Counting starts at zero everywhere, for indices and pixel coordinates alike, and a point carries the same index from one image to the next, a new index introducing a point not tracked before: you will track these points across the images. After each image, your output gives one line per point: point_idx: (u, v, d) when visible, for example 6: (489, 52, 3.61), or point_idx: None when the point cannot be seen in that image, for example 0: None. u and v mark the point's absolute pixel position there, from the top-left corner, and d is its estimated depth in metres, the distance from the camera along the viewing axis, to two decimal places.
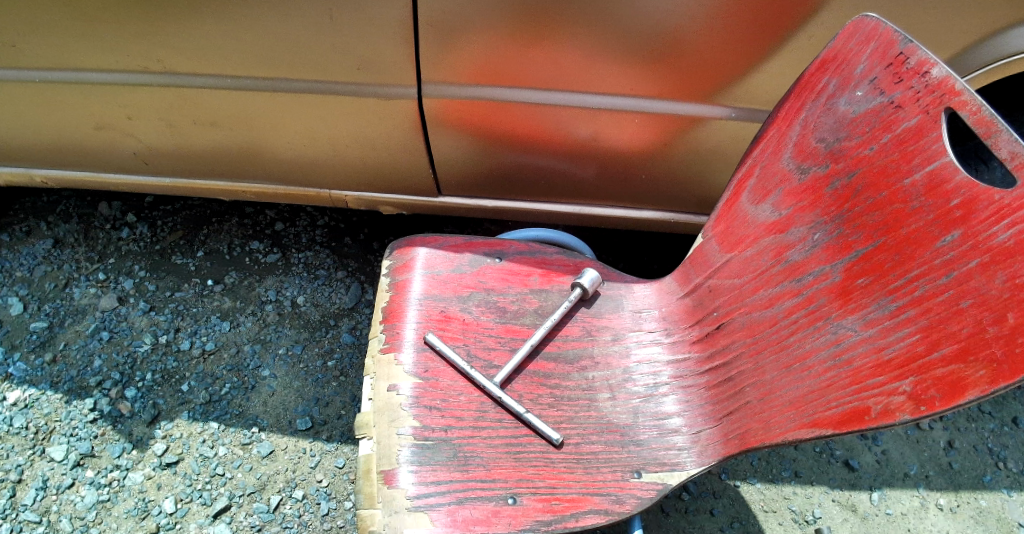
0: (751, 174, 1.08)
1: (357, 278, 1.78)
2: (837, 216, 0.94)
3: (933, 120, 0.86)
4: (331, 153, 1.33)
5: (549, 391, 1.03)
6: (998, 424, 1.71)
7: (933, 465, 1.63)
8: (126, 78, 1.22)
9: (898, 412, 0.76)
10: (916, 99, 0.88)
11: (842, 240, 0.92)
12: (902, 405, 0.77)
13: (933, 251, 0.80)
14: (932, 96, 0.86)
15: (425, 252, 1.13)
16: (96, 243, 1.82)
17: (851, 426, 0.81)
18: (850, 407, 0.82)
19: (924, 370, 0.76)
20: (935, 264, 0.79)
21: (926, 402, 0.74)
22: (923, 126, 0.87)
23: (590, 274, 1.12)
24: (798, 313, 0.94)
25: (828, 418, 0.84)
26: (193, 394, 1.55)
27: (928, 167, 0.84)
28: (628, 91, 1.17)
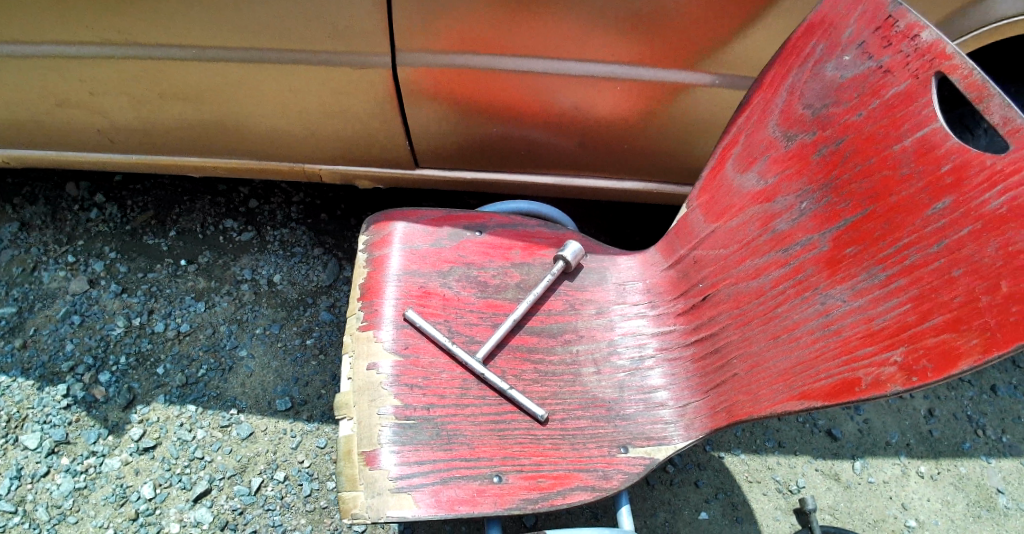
0: (737, 142, 1.06)
1: (335, 255, 1.75)
2: (825, 184, 0.92)
3: (922, 84, 0.84)
4: (304, 126, 1.28)
5: (533, 367, 1.01)
6: (977, 392, 1.78)
7: (914, 433, 1.71)
8: (80, 50, 1.15)
9: (890, 383, 0.76)
10: (905, 63, 0.86)
11: (830, 209, 0.90)
12: (893, 376, 0.76)
13: (923, 219, 0.79)
14: (921, 60, 0.84)
15: (404, 226, 1.10)
16: (63, 225, 1.76)
17: (842, 397, 0.80)
18: (840, 378, 0.81)
19: (915, 340, 0.75)
20: (925, 232, 0.78)
21: (918, 373, 0.73)
22: (912, 91, 0.85)
23: (573, 246, 1.10)
24: (786, 283, 0.93)
25: (817, 390, 0.83)
26: (170, 377, 1.52)
27: (918, 133, 0.83)
28: (609, 58, 1.13)
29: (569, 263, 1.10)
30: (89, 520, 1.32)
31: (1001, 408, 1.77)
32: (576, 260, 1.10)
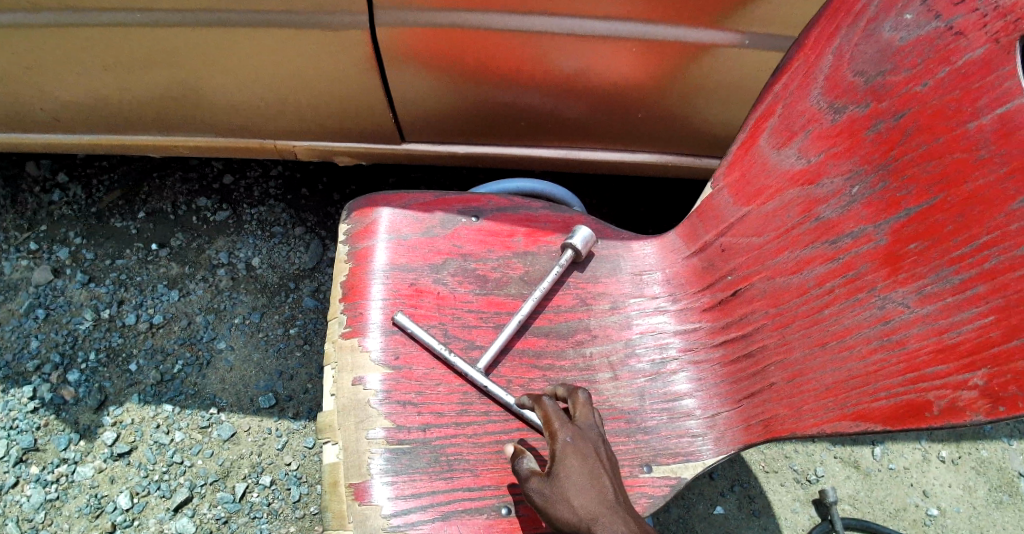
0: (773, 113, 0.93)
1: (318, 235, 1.62)
2: (881, 166, 0.80)
3: (1003, 50, 0.70)
4: (275, 97, 1.13)
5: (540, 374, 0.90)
6: None
7: None
8: (13, 17, 1.00)
9: (970, 411, 0.66)
10: (982, 24, 0.72)
11: (888, 196, 0.78)
12: (974, 402, 0.66)
13: (1007, 215, 0.66)
14: (1004, 21, 0.70)
15: (389, 214, 0.96)
16: (25, 209, 1.61)
17: (907, 423, 0.71)
18: (906, 400, 0.71)
19: (1001, 362, 0.64)
20: (1010, 230, 0.66)
21: (1005, 402, 0.63)
22: (991, 58, 0.71)
23: (585, 231, 0.97)
24: (835, 282, 0.81)
25: (877, 410, 0.74)
26: (143, 374, 1.40)
27: (998, 109, 0.69)
28: (623, 15, 0.99)
29: (580, 253, 0.97)
30: None
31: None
32: (586, 250, 0.97)
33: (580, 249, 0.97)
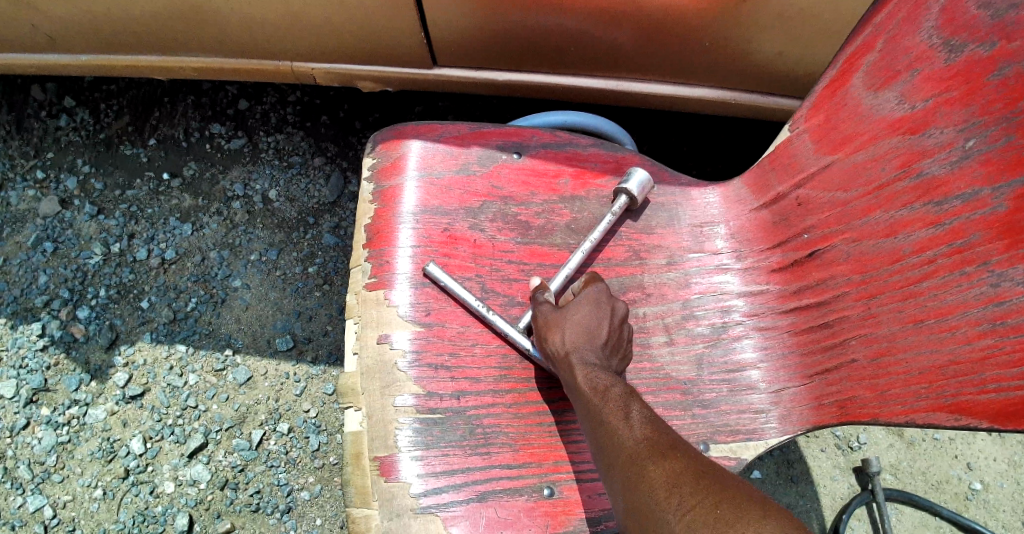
0: (871, 48, 0.79)
1: (339, 166, 1.50)
2: (1004, 117, 0.65)
3: None
4: (287, 14, 0.99)
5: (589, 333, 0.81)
6: None
7: None
8: None
9: None
10: None
11: (1011, 154, 0.64)
12: None
13: None
14: None
15: (420, 147, 0.85)
16: (31, 135, 1.51)
17: (1019, 423, 0.60)
18: (1018, 395, 0.60)
19: None
20: None
21: None
22: None
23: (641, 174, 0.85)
24: (939, 253, 0.68)
25: (982, 403, 0.63)
26: (155, 312, 1.34)
27: None
28: None
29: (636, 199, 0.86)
30: (75, 478, 1.19)
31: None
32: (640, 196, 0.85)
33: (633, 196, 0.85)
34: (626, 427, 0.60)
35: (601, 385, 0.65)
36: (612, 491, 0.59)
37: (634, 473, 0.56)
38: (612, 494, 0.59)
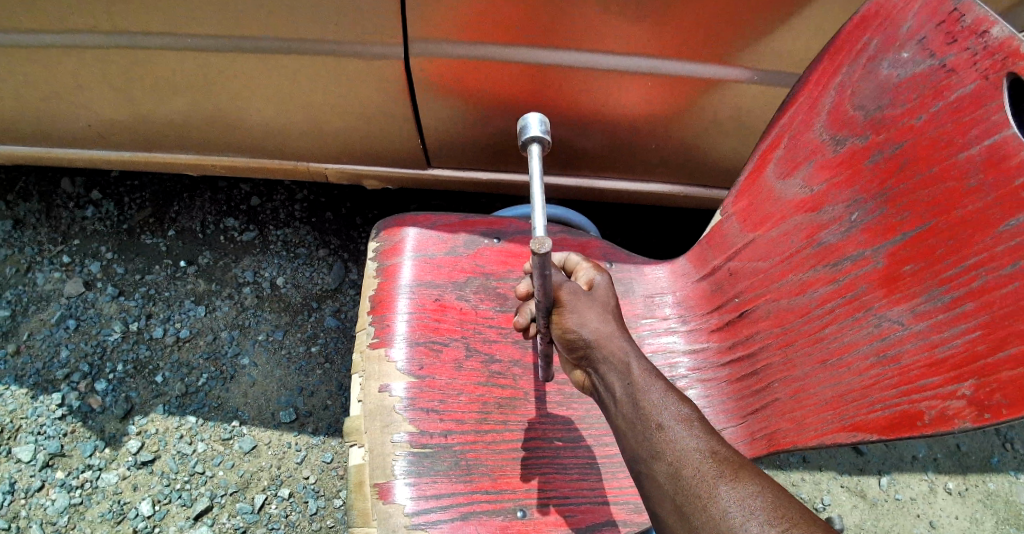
0: (779, 143, 0.97)
1: (341, 257, 1.68)
2: (880, 194, 0.84)
3: (993, 85, 0.74)
4: (308, 122, 1.21)
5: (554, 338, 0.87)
6: None
7: (943, 448, 1.62)
8: (70, 39, 1.08)
9: (958, 419, 0.69)
10: (973, 62, 0.76)
11: (886, 221, 0.82)
12: (961, 411, 0.69)
13: (995, 236, 0.70)
14: (991, 59, 0.74)
15: (416, 233, 1.03)
16: (59, 223, 1.69)
17: (901, 432, 0.74)
18: (899, 411, 0.74)
19: (986, 373, 0.67)
20: (997, 252, 0.70)
21: (991, 410, 0.66)
22: (981, 93, 0.75)
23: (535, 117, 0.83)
24: (836, 303, 0.85)
25: (872, 421, 0.77)
26: (169, 386, 1.45)
27: (987, 140, 0.73)
28: (639, 51, 1.05)
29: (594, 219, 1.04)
30: None
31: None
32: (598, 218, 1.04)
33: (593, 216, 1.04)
34: (689, 437, 0.67)
35: (654, 387, 0.72)
36: (659, 483, 0.66)
37: (695, 480, 0.64)
38: (659, 485, 0.66)
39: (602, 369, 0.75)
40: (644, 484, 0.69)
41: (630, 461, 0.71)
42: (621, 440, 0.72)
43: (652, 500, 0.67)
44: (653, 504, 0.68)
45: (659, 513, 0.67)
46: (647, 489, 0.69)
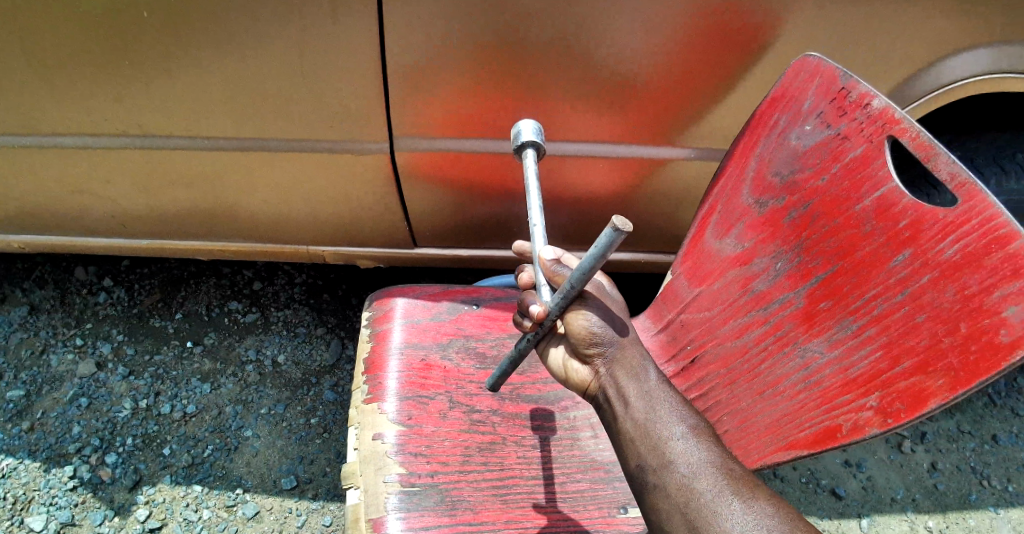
0: (714, 209, 1.10)
1: (338, 335, 1.81)
2: (797, 244, 0.98)
3: (877, 149, 0.91)
4: (308, 208, 1.37)
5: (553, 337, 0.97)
6: (978, 441, 1.78)
7: (919, 487, 1.67)
8: (103, 142, 1.26)
9: (868, 426, 0.83)
10: (860, 129, 0.93)
11: (803, 268, 0.97)
12: (871, 420, 0.84)
13: (887, 271, 0.86)
14: (875, 126, 0.90)
15: (404, 302, 1.19)
16: (72, 309, 1.84)
17: (826, 445, 0.88)
18: (823, 426, 0.89)
19: (887, 385, 0.83)
20: (890, 283, 0.85)
21: (893, 415, 0.81)
22: (868, 155, 0.92)
23: (529, 123, 0.98)
24: (767, 340, 0.99)
25: (803, 440, 0.90)
26: (176, 458, 1.54)
27: (876, 193, 0.89)
28: (591, 138, 1.23)
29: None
30: None
31: (1004, 457, 1.76)
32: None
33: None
34: (702, 451, 0.79)
35: (671, 404, 0.84)
36: (670, 485, 0.77)
37: (707, 488, 0.75)
38: (668, 487, 0.77)
39: (619, 375, 0.86)
40: (648, 483, 0.79)
41: (634, 461, 0.81)
42: (630, 441, 0.82)
43: (654, 496, 0.78)
44: (653, 501, 0.78)
45: (658, 510, 0.77)
46: (650, 488, 0.79)
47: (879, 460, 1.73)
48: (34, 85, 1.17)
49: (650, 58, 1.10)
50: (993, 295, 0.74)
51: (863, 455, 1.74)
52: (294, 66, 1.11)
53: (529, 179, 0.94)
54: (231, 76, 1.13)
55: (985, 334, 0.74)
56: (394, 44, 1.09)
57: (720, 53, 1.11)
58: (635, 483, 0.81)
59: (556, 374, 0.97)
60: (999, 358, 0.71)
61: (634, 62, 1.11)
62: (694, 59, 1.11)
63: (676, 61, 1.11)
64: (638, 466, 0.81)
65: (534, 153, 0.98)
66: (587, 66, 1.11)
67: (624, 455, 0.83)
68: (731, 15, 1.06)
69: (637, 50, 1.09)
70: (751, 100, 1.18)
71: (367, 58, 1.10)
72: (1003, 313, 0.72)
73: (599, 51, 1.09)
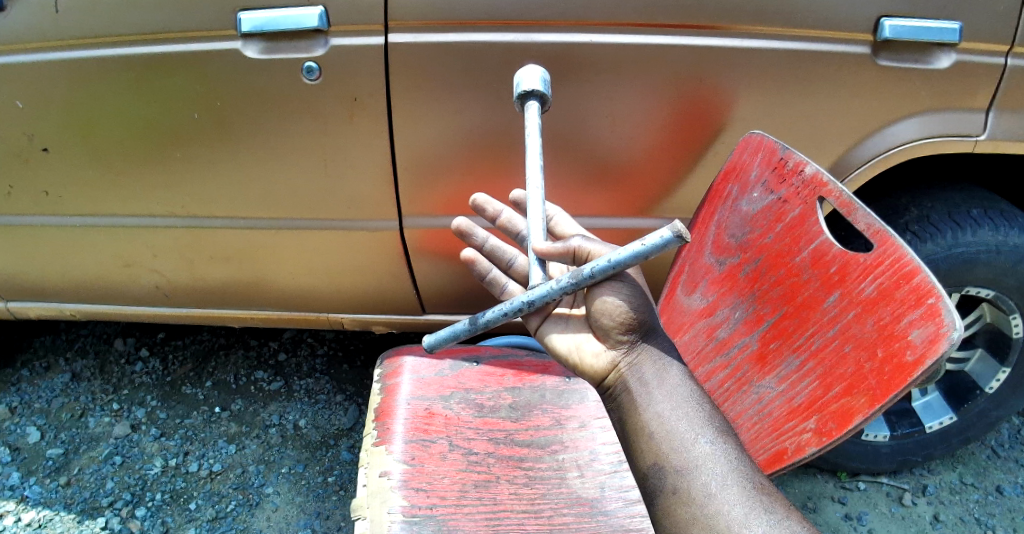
0: (683, 270, 1.25)
1: (355, 401, 1.93)
2: (751, 295, 1.14)
3: (811, 210, 1.05)
4: (328, 279, 1.55)
5: (564, 325, 1.10)
6: (982, 493, 1.72)
7: None
8: (154, 222, 1.46)
9: (808, 446, 0.98)
10: (798, 193, 1.07)
11: (756, 314, 1.13)
12: (810, 439, 0.99)
13: (823, 311, 1.02)
14: (808, 189, 1.05)
15: (411, 360, 1.34)
16: (110, 376, 2.01)
17: (776, 467, 1.03)
18: (774, 450, 1.04)
19: (823, 408, 0.98)
20: (825, 321, 1.01)
21: (827, 433, 0.96)
22: (804, 214, 1.07)
23: (534, 73, 1.10)
24: (729, 381, 1.15)
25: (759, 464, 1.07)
26: (201, 512, 1.63)
27: (812, 246, 1.05)
28: (575, 212, 1.40)
29: (553, 226, 1.25)
30: None
31: (1010, 508, 1.69)
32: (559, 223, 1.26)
33: (553, 220, 1.25)
34: (726, 457, 0.87)
35: (699, 408, 0.93)
36: (692, 489, 0.85)
37: (732, 499, 0.83)
38: (689, 491, 0.85)
39: (646, 376, 0.97)
40: (666, 485, 0.87)
41: (655, 462, 0.89)
42: (652, 443, 0.91)
43: (673, 498, 0.85)
44: (671, 503, 0.86)
45: (676, 512, 0.85)
46: (668, 491, 0.86)
47: (880, 513, 1.68)
48: (101, 175, 1.40)
49: (620, 142, 1.28)
50: (900, 323, 0.89)
51: (863, 509, 1.69)
52: (317, 155, 1.32)
53: (531, 132, 1.09)
54: (264, 165, 1.34)
55: (896, 356, 0.88)
56: (401, 137, 1.29)
57: (681, 139, 1.29)
58: (650, 483, 0.89)
59: (556, 354, 1.10)
60: (905, 375, 0.85)
61: (605, 146, 1.29)
62: (658, 143, 1.29)
63: (642, 145, 1.29)
64: (658, 465, 0.89)
65: (538, 104, 1.10)
66: (565, 148, 1.30)
67: (643, 453, 0.91)
68: (685, 105, 1.24)
69: (607, 136, 1.28)
70: (714, 175, 1.34)
71: (378, 148, 1.31)
72: (909, 336, 0.87)
73: (574, 137, 1.28)
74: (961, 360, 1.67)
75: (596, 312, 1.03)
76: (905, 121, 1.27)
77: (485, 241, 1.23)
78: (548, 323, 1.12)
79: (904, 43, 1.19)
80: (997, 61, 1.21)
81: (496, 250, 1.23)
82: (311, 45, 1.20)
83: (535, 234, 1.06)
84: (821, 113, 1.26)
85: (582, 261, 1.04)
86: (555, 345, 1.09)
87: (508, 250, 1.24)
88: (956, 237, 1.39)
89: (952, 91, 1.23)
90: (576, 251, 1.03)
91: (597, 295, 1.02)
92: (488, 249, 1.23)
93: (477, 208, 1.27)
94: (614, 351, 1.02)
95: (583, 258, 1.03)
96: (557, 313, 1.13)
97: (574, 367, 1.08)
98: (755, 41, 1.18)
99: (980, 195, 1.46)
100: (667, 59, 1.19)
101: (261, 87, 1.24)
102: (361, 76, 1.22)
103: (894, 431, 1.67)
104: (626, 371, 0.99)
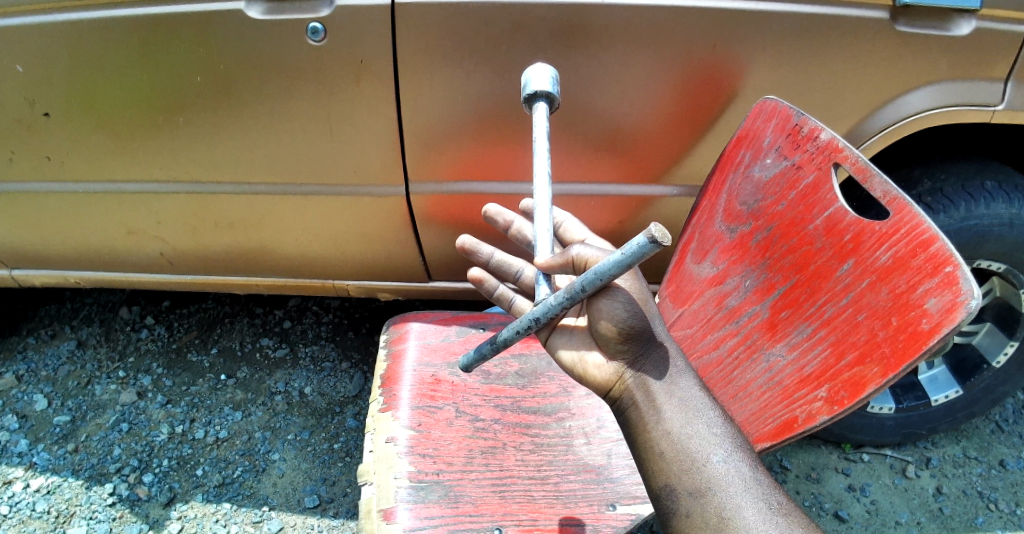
0: (692, 239, 1.24)
1: (360, 368, 1.94)
2: (762, 264, 1.12)
3: (826, 177, 1.04)
4: (333, 246, 1.54)
5: (569, 337, 1.07)
6: (985, 467, 1.72)
7: (924, 511, 1.62)
8: (157, 188, 1.45)
9: (818, 415, 0.98)
10: (812, 159, 1.06)
11: (767, 283, 1.12)
12: (821, 408, 0.98)
13: (835, 280, 1.01)
14: (823, 155, 1.04)
15: (418, 326, 1.33)
16: (116, 344, 2.01)
17: (783, 436, 1.02)
18: (783, 419, 1.03)
19: (834, 377, 0.98)
20: (838, 290, 1.00)
21: (839, 402, 0.95)
22: (819, 181, 1.05)
23: (542, 71, 1.06)
24: (738, 350, 1.14)
25: (767, 433, 1.05)
26: (207, 478, 1.65)
27: (826, 213, 1.04)
28: (583, 179, 1.38)
29: (563, 231, 1.21)
30: None
31: (1013, 481, 1.70)
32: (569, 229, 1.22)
33: (562, 225, 1.21)
34: (740, 479, 0.87)
35: (711, 426, 0.92)
36: (705, 512, 0.85)
37: (747, 523, 0.82)
38: (703, 515, 0.85)
39: (652, 388, 0.95)
40: (679, 508, 0.87)
41: (666, 483, 0.89)
42: (664, 463, 0.90)
43: (686, 522, 0.86)
44: (683, 525, 0.86)
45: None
46: (681, 513, 0.87)
47: (883, 484, 1.68)
48: (103, 139, 1.37)
49: (629, 108, 1.26)
50: (916, 293, 0.88)
51: (866, 480, 1.70)
52: (322, 120, 1.30)
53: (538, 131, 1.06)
54: (267, 129, 1.32)
55: (911, 325, 0.87)
56: (406, 102, 1.26)
57: (692, 105, 1.26)
58: (664, 503, 0.89)
59: (565, 366, 1.08)
60: (918, 346, 0.84)
61: (614, 112, 1.26)
62: (669, 110, 1.26)
63: (652, 111, 1.26)
64: (671, 488, 0.89)
65: (545, 105, 1.07)
66: (573, 114, 1.27)
67: (654, 471, 0.91)
68: (698, 70, 1.21)
69: (616, 103, 1.25)
70: (725, 142, 1.32)
71: (383, 114, 1.28)
72: (924, 305, 0.86)
73: (583, 103, 1.26)
74: (969, 333, 1.67)
75: (595, 323, 1.00)
76: (921, 90, 1.24)
77: (491, 256, 1.20)
78: (555, 336, 1.09)
79: (924, 8, 1.15)
80: (1020, 29, 1.18)
81: (502, 264, 1.20)
82: (316, 6, 1.17)
83: (541, 246, 1.02)
84: (836, 80, 1.22)
85: (583, 271, 0.97)
86: (562, 358, 1.07)
87: (514, 262, 1.20)
88: (969, 209, 1.37)
89: (973, 58, 1.20)
90: (575, 259, 0.97)
91: (593, 305, 0.99)
92: (494, 264, 1.20)
93: (487, 219, 1.25)
94: (616, 362, 1.00)
95: (583, 267, 0.96)
96: (564, 324, 1.10)
97: (580, 377, 1.06)
98: (771, 4, 1.14)
99: (997, 168, 1.43)
100: (679, 22, 1.16)
101: (264, 49, 1.21)
102: (365, 39, 1.19)
103: (899, 403, 1.66)
104: (630, 382, 0.97)
